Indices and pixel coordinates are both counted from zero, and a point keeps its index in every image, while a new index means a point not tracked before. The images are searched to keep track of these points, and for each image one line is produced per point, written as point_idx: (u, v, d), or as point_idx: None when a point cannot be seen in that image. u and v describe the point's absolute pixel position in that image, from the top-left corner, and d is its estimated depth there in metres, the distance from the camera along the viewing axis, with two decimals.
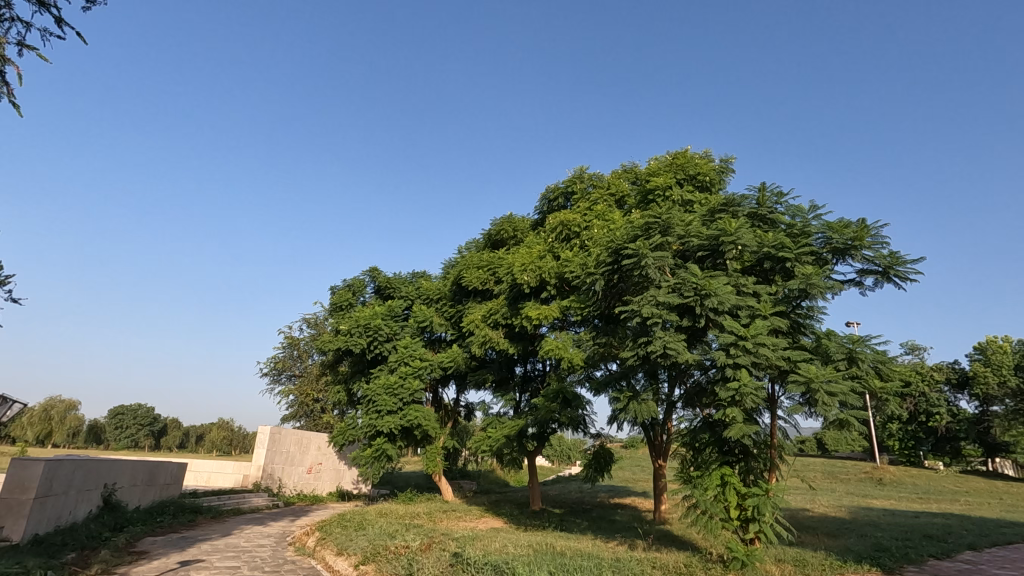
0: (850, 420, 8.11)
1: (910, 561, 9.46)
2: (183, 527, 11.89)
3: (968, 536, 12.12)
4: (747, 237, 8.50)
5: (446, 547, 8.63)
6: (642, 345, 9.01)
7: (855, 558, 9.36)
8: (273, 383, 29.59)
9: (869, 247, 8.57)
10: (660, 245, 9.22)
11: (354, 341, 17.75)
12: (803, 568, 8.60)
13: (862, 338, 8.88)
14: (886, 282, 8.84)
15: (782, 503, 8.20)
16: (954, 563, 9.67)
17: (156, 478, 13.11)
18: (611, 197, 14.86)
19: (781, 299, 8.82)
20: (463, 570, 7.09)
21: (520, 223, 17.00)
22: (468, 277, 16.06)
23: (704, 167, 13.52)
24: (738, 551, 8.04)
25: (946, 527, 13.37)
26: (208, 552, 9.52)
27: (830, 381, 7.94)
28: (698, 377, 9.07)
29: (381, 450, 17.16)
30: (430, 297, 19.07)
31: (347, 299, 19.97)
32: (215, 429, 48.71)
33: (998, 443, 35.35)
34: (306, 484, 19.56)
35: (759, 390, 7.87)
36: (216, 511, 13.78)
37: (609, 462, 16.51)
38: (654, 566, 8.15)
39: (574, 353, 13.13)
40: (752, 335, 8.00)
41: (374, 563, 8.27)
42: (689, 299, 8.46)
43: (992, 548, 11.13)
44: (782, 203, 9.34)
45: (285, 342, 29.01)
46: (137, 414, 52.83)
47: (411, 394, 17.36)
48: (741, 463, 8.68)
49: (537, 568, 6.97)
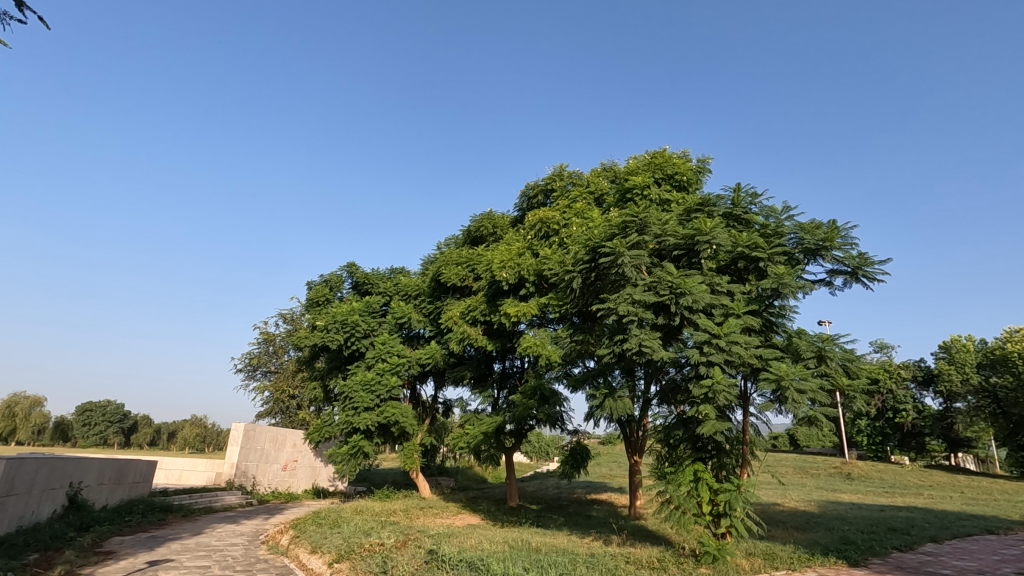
0: (819, 417, 8.30)
1: (875, 554, 9.71)
2: (152, 527, 11.60)
3: (930, 529, 12.51)
4: (722, 237, 8.62)
5: (422, 544, 8.62)
6: (618, 343, 9.08)
7: (823, 551, 9.56)
8: (248, 380, 29.13)
9: (838, 248, 8.76)
10: (637, 244, 9.29)
11: (331, 337, 17.56)
12: (771, 561, 8.77)
13: (832, 337, 9.08)
14: (855, 282, 9.06)
15: (753, 498, 8.41)
16: (917, 555, 9.96)
17: (125, 476, 12.79)
18: (590, 196, 14.98)
19: (754, 298, 9.00)
20: (438, 567, 7.06)
21: (500, 220, 17.01)
22: (447, 274, 16.01)
23: (681, 167, 13.67)
24: (709, 546, 8.20)
25: (910, 520, 13.78)
26: (178, 552, 9.30)
27: (800, 379, 8.12)
28: (673, 374, 9.22)
29: (358, 447, 17.04)
30: (409, 293, 19.01)
31: (324, 294, 19.74)
32: (188, 428, 47.83)
33: (961, 438, 36.38)
34: (281, 482, 19.32)
35: (731, 387, 8.02)
36: (187, 510, 13.49)
37: (586, 458, 16.59)
38: (627, 562, 8.23)
39: (552, 350, 13.16)
40: (725, 334, 8.12)
41: (349, 561, 8.20)
42: (664, 297, 8.55)
43: (953, 540, 11.52)
44: (756, 204, 9.51)
45: (261, 339, 28.58)
46: (107, 411, 51.52)
47: (389, 390, 17.22)
48: (714, 459, 8.81)
49: (512, 564, 6.97)
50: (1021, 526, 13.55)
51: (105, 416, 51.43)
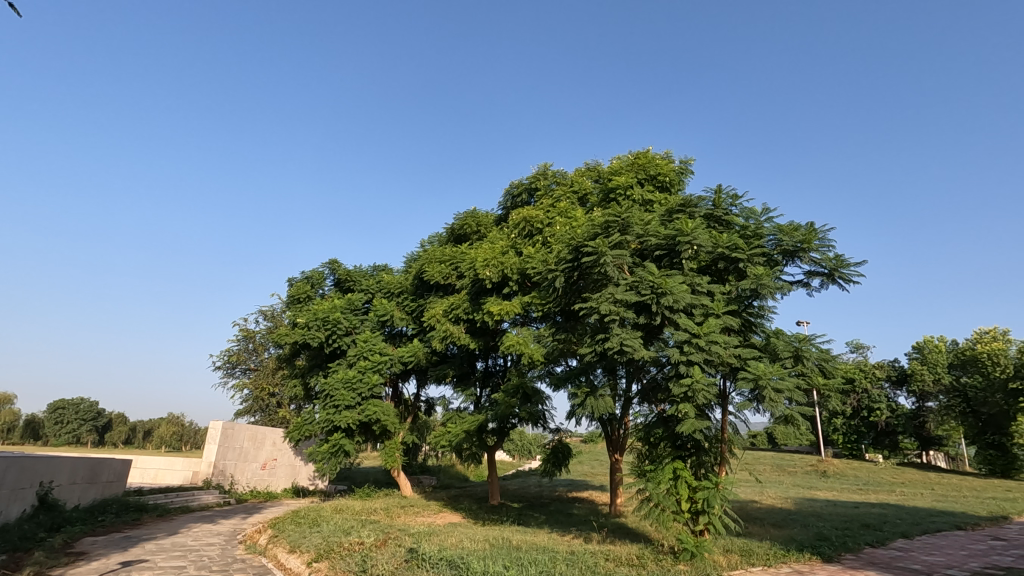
0: (796, 416, 8.43)
1: (849, 550, 9.92)
2: (126, 527, 11.38)
3: (902, 525, 12.83)
4: (703, 238, 8.72)
5: (402, 543, 8.59)
6: (600, 342, 9.13)
7: (797, 548, 9.74)
8: (226, 378, 28.72)
9: (816, 250, 8.91)
10: (619, 244, 9.37)
11: (312, 334, 17.36)
12: (747, 557, 8.92)
13: (809, 337, 9.24)
14: (832, 283, 9.22)
15: (731, 495, 8.54)
16: (889, 551, 10.18)
17: (98, 475, 12.51)
18: (574, 195, 14.99)
19: (734, 298, 9.12)
20: (418, 566, 7.04)
21: (483, 218, 16.96)
22: (431, 272, 15.96)
23: (664, 168, 13.77)
24: (688, 543, 8.29)
25: (882, 517, 14.09)
26: (152, 552, 9.13)
27: (778, 378, 8.25)
28: (653, 373, 9.32)
29: (339, 446, 16.92)
30: (392, 291, 18.85)
31: (305, 291, 19.51)
32: (164, 426, 47.04)
33: (932, 436, 37.31)
34: (260, 481, 19.07)
35: (711, 386, 8.11)
36: (162, 510, 13.24)
37: (567, 456, 16.67)
38: (607, 559, 8.29)
39: (535, 349, 13.07)
40: (705, 333, 8.22)
41: (328, 560, 8.13)
42: (645, 297, 8.61)
43: (923, 536, 11.82)
44: (737, 205, 9.63)
45: (240, 336, 28.18)
46: (80, 409, 50.23)
47: (370, 389, 17.09)
48: (693, 457, 8.93)
49: (492, 562, 6.98)
50: (987, 521, 13.93)
51: (78, 414, 50.19)
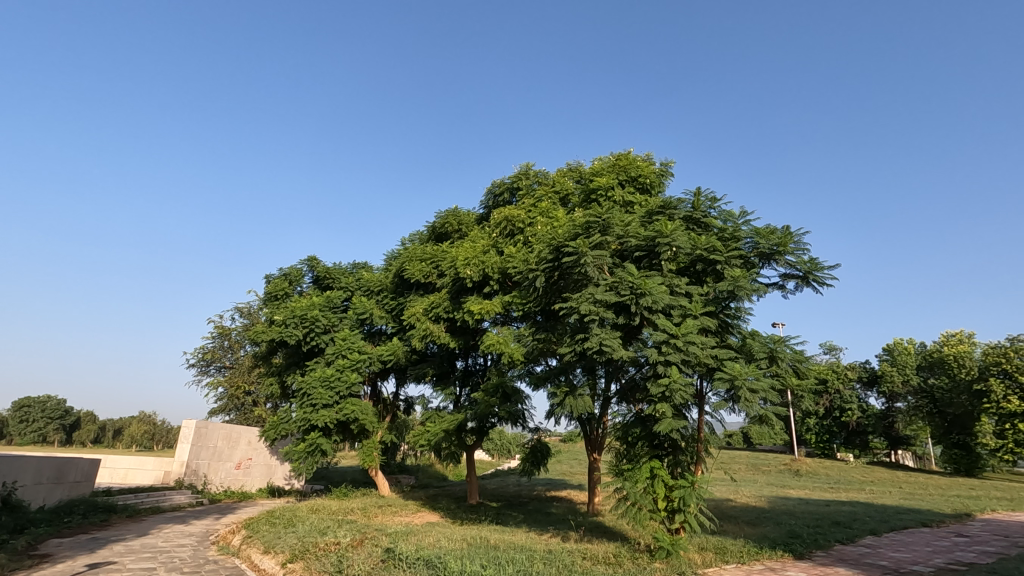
0: (770, 416, 8.58)
1: (820, 547, 10.14)
2: (94, 528, 11.10)
3: (871, 522, 13.16)
4: (682, 240, 8.84)
5: (378, 543, 8.52)
6: (579, 341, 9.18)
7: (771, 545, 9.91)
8: (200, 376, 28.18)
9: (791, 253, 9.09)
10: (600, 244, 9.44)
11: (289, 332, 17.12)
12: (722, 555, 9.06)
13: (784, 338, 9.41)
14: (806, 286, 9.41)
15: (706, 493, 8.66)
16: (857, 547, 10.44)
17: (65, 475, 12.17)
18: (556, 195, 15.03)
19: (711, 299, 9.24)
20: (395, 566, 6.99)
21: (465, 217, 16.90)
22: (411, 270, 15.87)
23: (645, 170, 13.90)
24: (664, 541, 8.38)
25: (852, 515, 14.42)
26: (120, 554, 8.88)
27: (753, 378, 8.39)
28: (632, 373, 9.39)
29: (316, 445, 16.71)
30: (371, 288, 18.68)
31: (283, 288, 19.23)
32: (135, 424, 46.03)
33: (901, 436, 38.28)
34: (234, 481, 18.73)
35: (688, 386, 8.22)
36: (132, 511, 12.92)
37: (546, 455, 16.72)
38: (584, 557, 8.33)
39: (515, 348, 13.02)
40: (683, 334, 8.32)
41: (303, 561, 8.02)
42: (625, 297, 8.69)
43: (891, 533, 12.14)
44: (715, 208, 9.77)
45: (215, 333, 27.68)
46: (47, 407, 48.98)
47: (348, 387, 16.91)
48: (670, 457, 9.05)
49: (470, 562, 6.96)
50: (952, 519, 14.34)
51: (44, 412, 48.84)
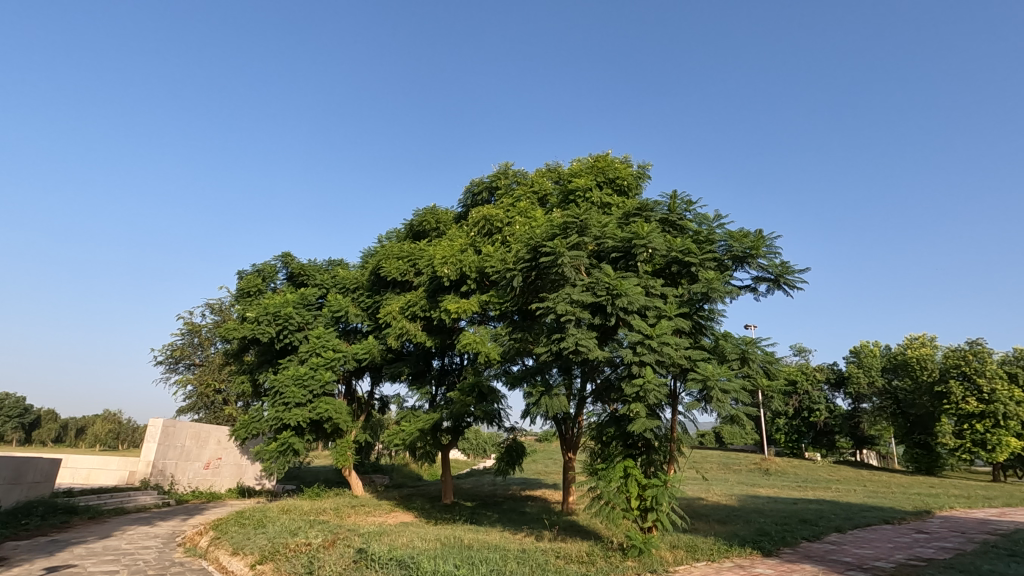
0: (741, 416, 8.73)
1: (787, 544, 10.37)
2: (53, 530, 10.72)
3: (835, 520, 13.52)
4: (658, 242, 8.95)
5: (351, 543, 8.42)
6: (556, 341, 9.22)
7: (740, 543, 10.10)
8: (168, 373, 27.46)
9: (763, 256, 9.27)
10: (577, 244, 9.49)
11: (262, 329, 16.80)
12: (693, 553, 9.19)
13: (755, 340, 9.57)
14: (777, 289, 9.61)
15: (678, 492, 8.77)
16: (823, 544, 10.72)
17: (23, 475, 11.74)
18: (534, 195, 15.04)
19: (686, 301, 9.36)
20: (367, 566, 6.92)
21: (443, 215, 16.80)
22: (387, 268, 15.70)
23: (623, 172, 14.02)
24: (636, 539, 8.45)
25: (819, 513, 14.79)
26: (81, 557, 8.62)
27: (724, 379, 8.54)
28: (608, 373, 9.47)
29: (288, 444, 16.41)
30: (347, 286, 18.46)
31: (256, 285, 18.86)
32: (99, 422, 44.71)
33: (866, 436, 39.37)
34: (203, 481, 18.30)
35: (661, 386, 8.32)
36: (94, 512, 12.53)
37: (521, 455, 16.74)
38: (557, 557, 8.35)
39: (492, 347, 12.91)
40: (657, 335, 8.42)
41: (273, 562, 7.89)
42: (601, 298, 8.75)
43: (855, 530, 12.49)
44: (691, 211, 9.91)
45: (184, 330, 27.02)
46: (4, 405, 47.20)
47: (322, 386, 16.67)
48: (643, 456, 9.17)
49: (443, 562, 6.92)
50: (913, 516, 14.82)
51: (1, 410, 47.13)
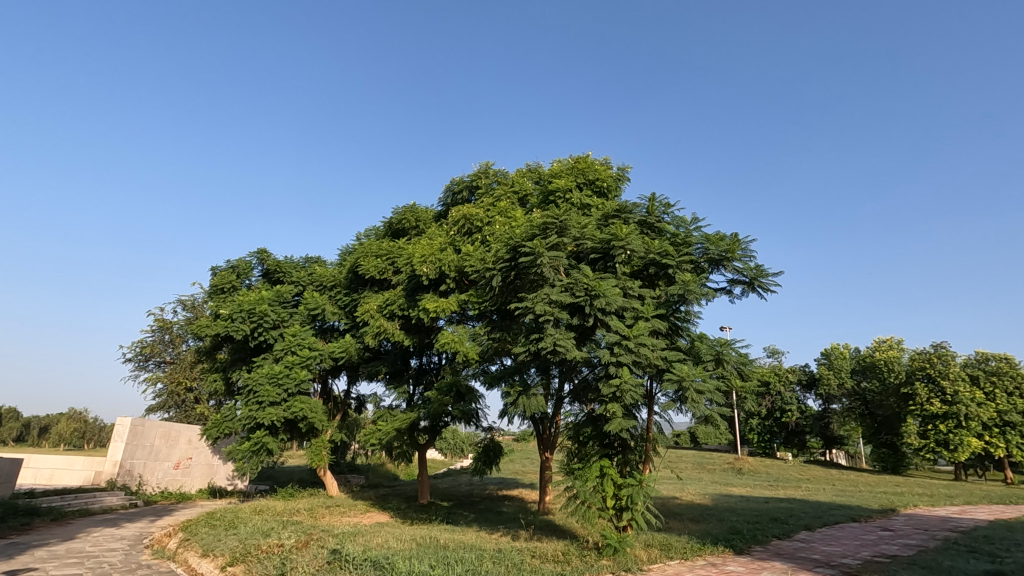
0: (715, 416, 8.86)
1: (758, 542, 10.56)
2: (12, 533, 10.35)
3: (805, 518, 13.82)
4: (636, 243, 9.03)
5: (325, 544, 8.31)
6: (534, 341, 9.24)
7: (713, 541, 10.26)
8: (137, 371, 26.75)
9: (739, 259, 9.43)
10: (557, 245, 9.54)
11: (235, 327, 16.48)
12: (667, 551, 9.29)
13: (730, 342, 9.70)
14: (752, 291, 9.79)
15: (653, 492, 8.86)
16: (793, 543, 10.95)
17: None
18: (514, 195, 15.05)
19: (662, 303, 9.47)
20: (341, 568, 6.83)
21: (423, 214, 16.71)
22: (365, 266, 15.53)
23: (602, 173, 14.13)
24: (611, 538, 8.50)
25: (789, 511, 15.12)
26: (42, 560, 8.34)
27: (699, 380, 8.66)
28: (585, 373, 9.53)
29: (261, 444, 16.12)
30: (324, 283, 18.23)
31: (230, 281, 18.50)
32: (63, 421, 43.33)
33: (835, 436, 40.32)
34: (172, 482, 17.89)
35: (638, 387, 8.41)
36: (57, 513, 12.16)
37: (498, 454, 16.73)
38: (533, 556, 8.37)
39: (470, 347, 12.87)
40: (634, 335, 8.50)
41: (244, 563, 7.75)
42: (579, 298, 8.79)
43: (824, 528, 12.78)
44: (669, 214, 10.03)
45: (155, 326, 26.38)
46: None
47: (297, 385, 16.44)
48: (619, 456, 9.26)
49: (418, 562, 6.87)
50: (879, 514, 15.25)
51: None
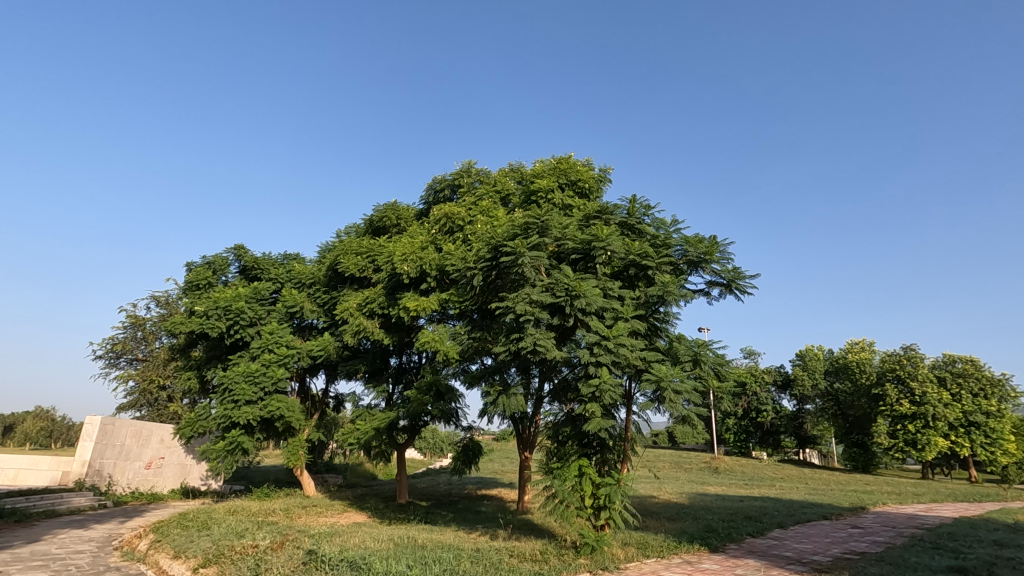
0: (692, 416, 8.97)
1: (732, 540, 10.75)
2: None
3: (778, 516, 14.09)
4: (616, 244, 9.11)
5: (301, 545, 8.22)
6: (514, 341, 9.25)
7: (688, 539, 10.41)
8: (108, 369, 26.08)
9: (717, 262, 9.56)
10: (538, 245, 9.57)
11: (211, 324, 16.17)
12: (643, 550, 9.39)
13: (707, 342, 9.84)
14: (729, 293, 9.94)
15: (630, 491, 8.94)
16: (766, 540, 11.16)
17: None
18: (496, 195, 15.05)
19: (641, 303, 9.56)
20: (317, 568, 6.75)
21: (404, 212, 16.62)
22: (345, 263, 15.35)
23: (584, 174, 14.21)
24: (589, 537, 8.54)
25: (763, 509, 15.40)
26: (5, 563, 8.09)
27: (677, 380, 8.77)
28: (564, 373, 9.56)
29: (236, 443, 15.80)
30: (302, 281, 18.02)
31: (205, 278, 18.16)
32: (28, 420, 41.97)
33: (809, 436, 41.15)
34: (144, 482, 17.49)
35: (617, 387, 8.48)
36: (22, 515, 11.81)
37: (478, 454, 16.69)
38: (511, 556, 8.37)
39: (450, 346, 12.84)
40: (614, 336, 8.57)
41: (217, 564, 7.63)
42: (560, 299, 8.84)
43: (795, 526, 13.06)
44: (649, 215, 10.13)
45: (127, 323, 25.76)
46: None
47: (274, 383, 16.22)
48: (598, 455, 9.34)
49: (395, 562, 6.82)
50: (849, 512, 15.63)
51: None
